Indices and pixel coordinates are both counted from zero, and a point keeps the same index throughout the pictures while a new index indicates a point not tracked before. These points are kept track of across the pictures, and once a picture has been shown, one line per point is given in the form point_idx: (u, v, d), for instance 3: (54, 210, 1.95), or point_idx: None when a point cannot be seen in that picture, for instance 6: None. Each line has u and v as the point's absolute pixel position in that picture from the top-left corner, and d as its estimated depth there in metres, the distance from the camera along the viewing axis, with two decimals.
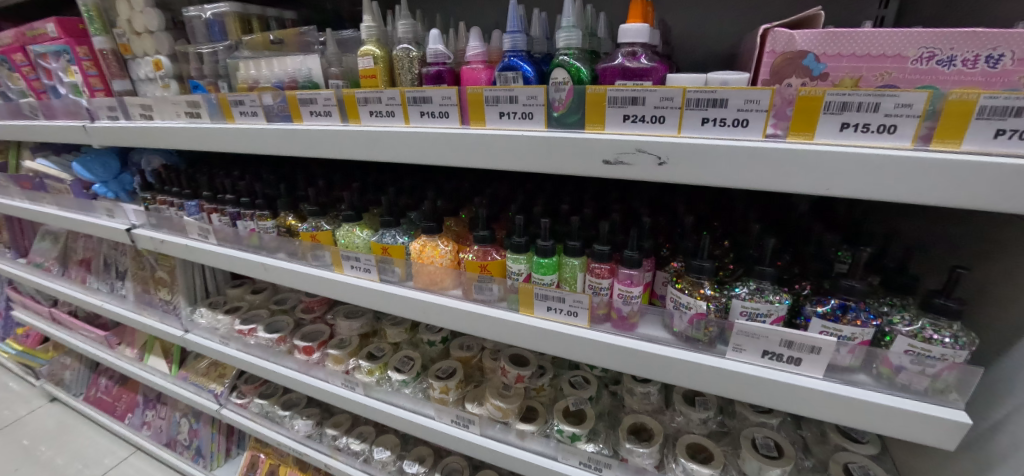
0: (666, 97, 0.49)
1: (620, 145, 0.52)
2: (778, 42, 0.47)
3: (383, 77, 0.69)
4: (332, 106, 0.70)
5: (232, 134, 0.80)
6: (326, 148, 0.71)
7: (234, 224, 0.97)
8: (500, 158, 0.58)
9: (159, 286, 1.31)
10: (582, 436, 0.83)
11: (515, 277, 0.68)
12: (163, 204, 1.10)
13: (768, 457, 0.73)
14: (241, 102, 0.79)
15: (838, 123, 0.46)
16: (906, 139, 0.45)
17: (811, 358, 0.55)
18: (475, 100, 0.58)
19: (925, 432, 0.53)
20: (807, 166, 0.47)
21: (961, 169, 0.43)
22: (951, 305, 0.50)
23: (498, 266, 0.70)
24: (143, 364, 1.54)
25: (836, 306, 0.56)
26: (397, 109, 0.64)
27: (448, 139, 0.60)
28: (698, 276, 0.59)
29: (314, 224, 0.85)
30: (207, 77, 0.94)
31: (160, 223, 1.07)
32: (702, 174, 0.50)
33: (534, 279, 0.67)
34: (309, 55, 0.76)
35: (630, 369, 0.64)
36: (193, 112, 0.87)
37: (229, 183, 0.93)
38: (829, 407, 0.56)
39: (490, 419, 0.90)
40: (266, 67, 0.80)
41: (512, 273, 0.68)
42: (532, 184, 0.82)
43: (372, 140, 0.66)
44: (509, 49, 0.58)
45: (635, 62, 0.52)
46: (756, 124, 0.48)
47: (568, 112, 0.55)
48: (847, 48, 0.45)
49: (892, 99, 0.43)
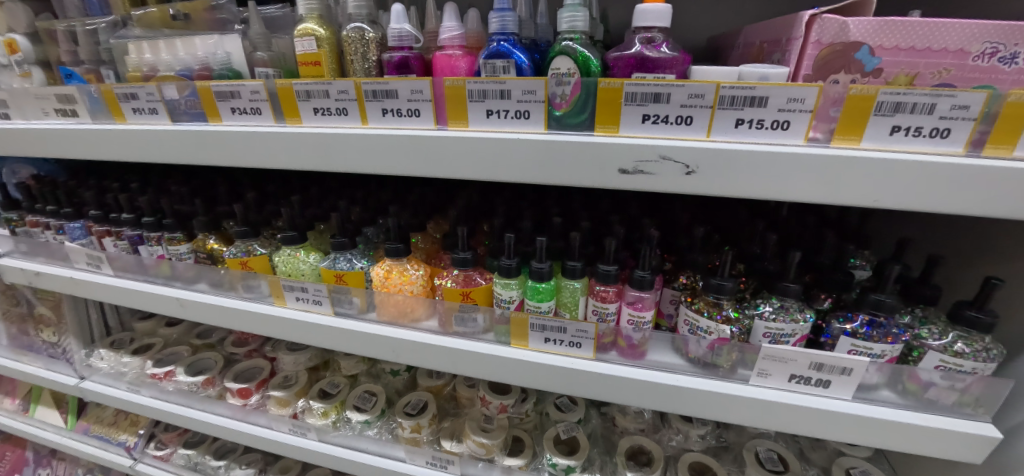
0: (696, 94, 0.41)
1: (640, 151, 0.43)
2: (827, 31, 0.41)
3: (329, 65, 0.55)
4: (261, 100, 0.55)
5: (123, 138, 0.62)
6: (256, 156, 0.55)
7: (136, 251, 0.78)
8: (489, 168, 0.47)
9: (41, 326, 1.05)
10: (577, 468, 0.74)
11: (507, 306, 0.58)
12: (35, 227, 0.87)
13: (774, 472, 0.70)
14: (133, 96, 0.61)
15: (888, 126, 0.40)
16: (958, 144, 0.40)
17: (841, 380, 0.50)
18: (455, 95, 0.47)
19: (954, 449, 0.50)
20: (854, 174, 0.41)
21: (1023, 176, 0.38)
22: (983, 318, 0.47)
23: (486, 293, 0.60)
24: (27, 417, 1.25)
25: (864, 323, 0.51)
26: (351, 105, 0.51)
27: (421, 145, 0.48)
28: (717, 296, 0.52)
29: (243, 248, 0.69)
30: (84, 63, 0.73)
31: (33, 250, 0.84)
32: (735, 184, 0.43)
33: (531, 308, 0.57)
34: (228, 36, 0.60)
35: (643, 403, 0.56)
36: (67, 109, 0.67)
37: (125, 199, 0.74)
38: (859, 431, 0.51)
39: (472, 457, 0.79)
40: (167, 51, 0.63)
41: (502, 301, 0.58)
42: (512, 193, 0.72)
43: (318, 145, 0.52)
44: (497, 32, 0.48)
45: (655, 51, 0.43)
46: (798, 126, 0.41)
47: (574, 111, 0.45)
48: (903, 39, 0.40)
49: (949, 99, 0.38)
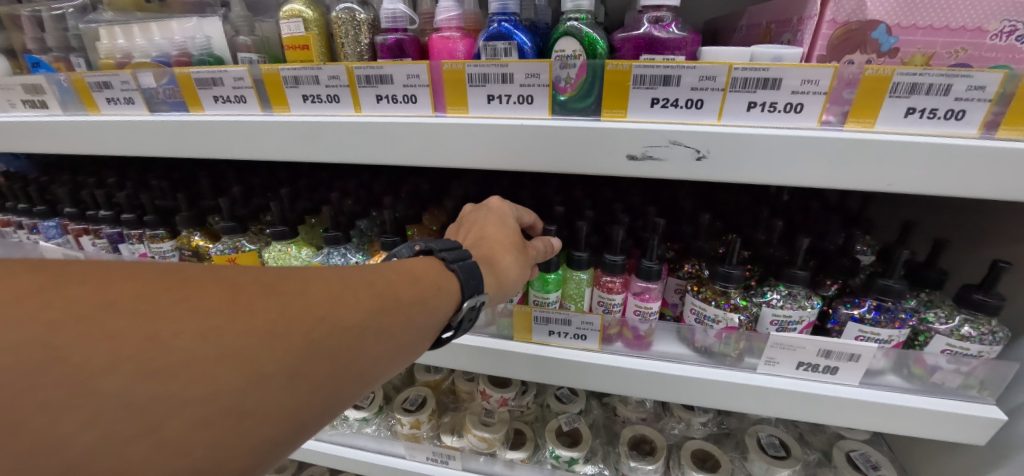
0: (707, 76, 0.39)
1: (649, 136, 0.41)
2: (843, 9, 0.39)
3: (318, 49, 0.52)
4: (246, 88, 0.52)
5: (98, 130, 0.58)
6: (242, 147, 0.52)
7: (116, 249, 0.74)
8: (491, 157, 0.45)
9: None
10: (580, 459, 0.74)
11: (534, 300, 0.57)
12: (7, 226, 0.83)
13: (776, 457, 0.70)
14: (107, 84, 0.57)
15: (904, 107, 0.39)
16: (973, 126, 0.39)
17: (849, 366, 0.50)
18: (454, 79, 0.44)
19: (956, 431, 0.51)
20: (867, 157, 0.40)
21: None
22: (990, 300, 0.47)
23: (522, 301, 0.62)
24: None
25: (872, 308, 0.51)
26: (343, 91, 0.48)
27: (419, 132, 0.46)
28: (725, 284, 0.51)
29: (231, 244, 0.66)
30: (52, 50, 0.68)
31: (5, 251, 0.80)
32: (746, 170, 0.41)
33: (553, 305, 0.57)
34: (207, 18, 0.57)
35: (649, 393, 0.55)
36: (35, 99, 0.63)
37: (102, 195, 0.70)
38: (865, 415, 0.52)
39: (473, 451, 0.78)
40: (142, 36, 0.59)
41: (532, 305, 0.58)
42: (511, 182, 0.70)
43: (309, 135, 0.49)
44: (497, 12, 0.45)
45: (664, 31, 0.41)
46: (812, 109, 0.40)
47: (580, 95, 0.43)
48: (920, 18, 0.39)
49: (967, 79, 0.37)
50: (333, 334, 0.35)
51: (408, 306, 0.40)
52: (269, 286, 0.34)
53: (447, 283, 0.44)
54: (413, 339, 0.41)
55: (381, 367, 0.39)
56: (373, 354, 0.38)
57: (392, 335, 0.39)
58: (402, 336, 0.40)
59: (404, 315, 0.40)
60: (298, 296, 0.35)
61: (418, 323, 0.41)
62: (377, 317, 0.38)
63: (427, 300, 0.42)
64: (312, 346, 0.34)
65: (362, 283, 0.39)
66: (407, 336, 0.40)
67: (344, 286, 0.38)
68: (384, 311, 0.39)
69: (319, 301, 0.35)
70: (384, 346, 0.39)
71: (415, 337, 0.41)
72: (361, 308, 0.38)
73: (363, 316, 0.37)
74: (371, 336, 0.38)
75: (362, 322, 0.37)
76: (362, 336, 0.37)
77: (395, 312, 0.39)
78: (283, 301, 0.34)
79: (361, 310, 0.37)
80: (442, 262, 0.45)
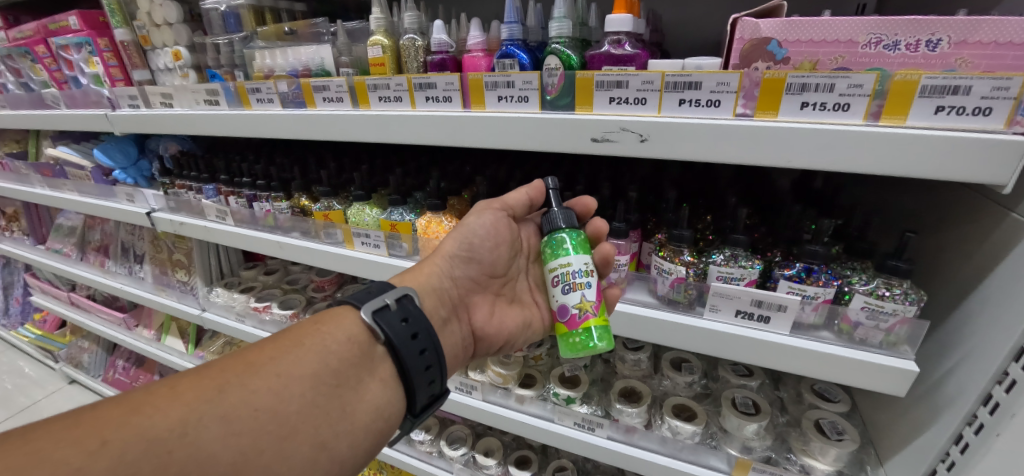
0: (647, 81, 0.56)
1: (605, 124, 0.58)
2: (746, 30, 0.54)
3: (390, 66, 0.76)
4: (344, 92, 0.76)
5: (248, 119, 0.86)
6: (337, 131, 0.76)
7: (250, 206, 1.04)
8: (499, 137, 0.64)
9: (177, 268, 1.38)
10: (576, 399, 0.90)
11: (562, 282, 0.63)
12: (182, 188, 1.16)
13: (745, 413, 0.80)
14: (258, 90, 0.85)
15: (799, 102, 0.51)
16: (857, 116, 0.49)
17: (779, 316, 0.61)
18: (476, 85, 0.65)
19: (880, 381, 0.58)
20: (775, 139, 0.51)
21: (913, 139, 0.46)
22: (901, 265, 0.57)
23: (583, 350, 0.61)
24: (160, 343, 1.64)
25: (801, 270, 0.62)
26: (405, 94, 0.71)
27: (453, 120, 0.66)
28: (679, 244, 0.66)
29: (326, 204, 0.92)
30: (223, 66, 1.01)
31: (179, 206, 1.14)
32: (679, 149, 0.56)
33: (582, 286, 0.61)
34: (323, 45, 0.83)
35: (624, 331, 0.72)
36: (211, 99, 0.93)
37: (246, 166, 1.00)
38: (797, 361, 0.61)
39: (492, 386, 0.98)
40: (281, 57, 0.86)
41: (569, 306, 0.62)
42: (532, 166, 0.90)
43: (381, 123, 0.72)
44: (507, 39, 0.67)
45: (620, 49, 0.60)
46: (727, 104, 0.54)
47: (560, 95, 0.61)
48: (803, 34, 0.52)
49: (844, 79, 0.48)
50: (181, 419, 0.45)
51: (261, 370, 0.52)
52: (104, 411, 0.44)
53: (305, 337, 0.57)
54: (293, 397, 0.52)
55: (270, 440, 0.49)
56: (242, 431, 0.48)
57: (250, 404, 0.49)
58: (264, 392, 0.51)
59: (262, 377, 0.52)
60: (115, 417, 0.44)
61: (283, 383, 0.52)
62: (224, 398, 0.49)
63: (286, 353, 0.55)
64: (145, 445, 0.43)
65: (203, 376, 0.50)
66: (282, 399, 0.51)
67: (192, 381, 0.49)
68: (231, 387, 0.50)
69: (138, 413, 0.45)
70: (251, 418, 0.49)
71: (295, 398, 0.52)
72: (204, 393, 0.48)
73: (203, 402, 0.47)
74: (227, 417, 0.48)
75: (206, 407, 0.47)
76: (209, 418, 0.47)
77: (251, 375, 0.51)
78: (97, 426, 0.42)
79: (201, 395, 0.48)
80: (301, 328, 0.59)
